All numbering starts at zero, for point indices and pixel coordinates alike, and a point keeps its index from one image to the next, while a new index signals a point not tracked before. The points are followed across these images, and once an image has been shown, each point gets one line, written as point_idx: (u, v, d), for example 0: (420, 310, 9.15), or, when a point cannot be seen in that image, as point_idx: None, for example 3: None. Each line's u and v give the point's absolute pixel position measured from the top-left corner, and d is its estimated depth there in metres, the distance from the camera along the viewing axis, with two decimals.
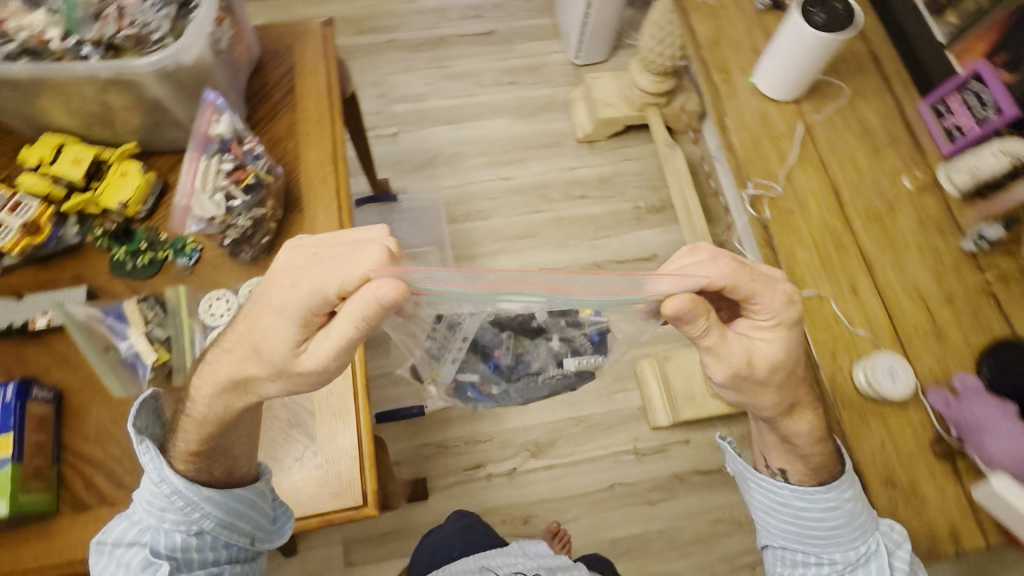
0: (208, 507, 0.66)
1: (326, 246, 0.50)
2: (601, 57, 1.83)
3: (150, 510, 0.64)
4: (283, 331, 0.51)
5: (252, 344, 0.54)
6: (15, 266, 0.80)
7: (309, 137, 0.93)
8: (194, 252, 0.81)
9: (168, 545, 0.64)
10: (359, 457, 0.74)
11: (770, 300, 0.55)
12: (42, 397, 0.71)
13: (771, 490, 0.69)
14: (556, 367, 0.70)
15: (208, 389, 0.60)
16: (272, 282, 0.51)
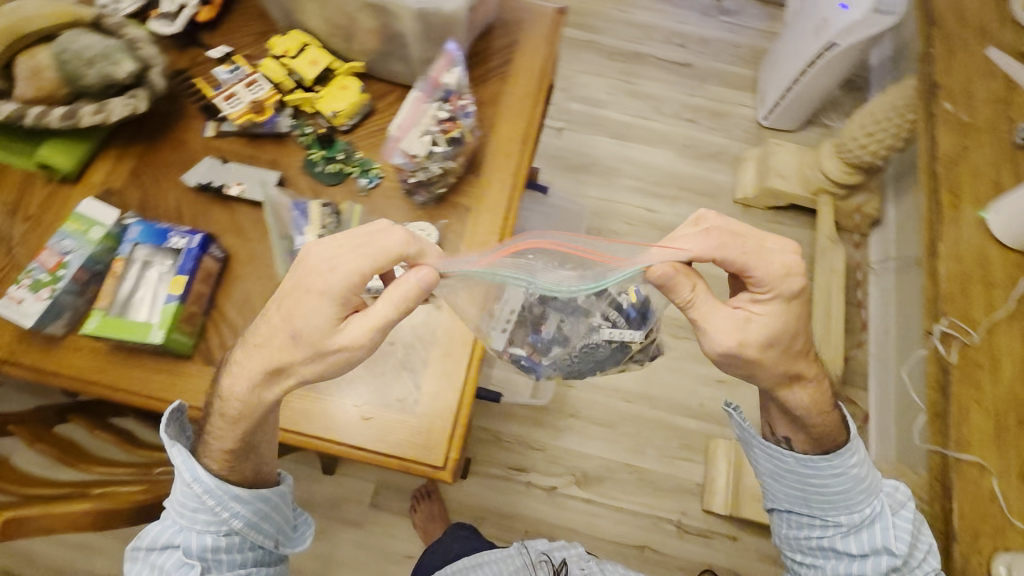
0: (235, 506, 0.65)
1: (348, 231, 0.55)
2: (790, 126, 1.74)
3: (181, 512, 0.65)
4: (325, 311, 0.54)
5: (292, 329, 0.55)
6: (230, 134, 0.88)
7: (509, 110, 0.94)
8: (375, 177, 0.87)
9: (200, 545, 0.65)
10: (453, 421, 0.76)
11: (764, 272, 0.59)
12: (215, 255, 0.79)
13: (776, 456, 0.72)
14: (597, 338, 0.68)
15: (239, 375, 0.60)
16: (299, 268, 0.55)
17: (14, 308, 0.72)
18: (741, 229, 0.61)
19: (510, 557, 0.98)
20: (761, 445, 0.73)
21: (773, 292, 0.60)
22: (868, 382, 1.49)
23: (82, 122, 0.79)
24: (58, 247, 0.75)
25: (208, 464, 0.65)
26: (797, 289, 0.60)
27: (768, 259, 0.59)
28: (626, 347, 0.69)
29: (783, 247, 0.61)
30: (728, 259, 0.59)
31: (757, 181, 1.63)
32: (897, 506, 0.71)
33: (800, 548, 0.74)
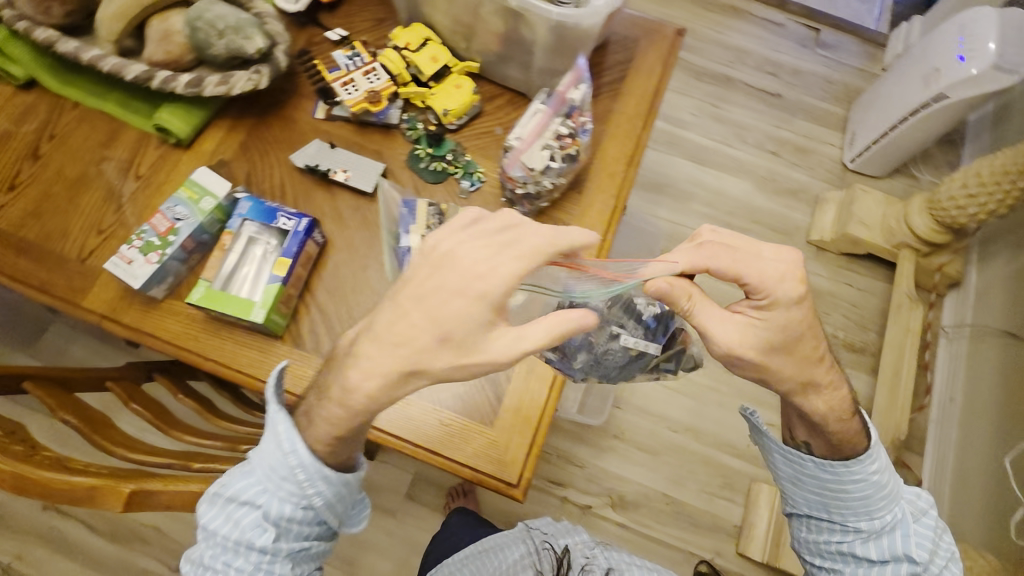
0: (323, 484, 0.61)
1: (492, 235, 0.55)
2: (876, 172, 1.67)
3: (270, 475, 0.60)
4: (475, 314, 0.53)
5: (438, 330, 0.53)
6: (340, 119, 0.88)
7: (618, 130, 0.91)
8: (478, 180, 0.86)
9: (278, 514, 0.61)
10: (530, 439, 0.76)
11: (758, 278, 0.62)
12: (316, 240, 0.79)
13: (797, 461, 0.72)
14: (616, 344, 0.75)
15: (365, 374, 0.56)
16: (442, 269, 0.54)
17: (124, 268, 0.74)
18: (736, 242, 0.65)
19: (514, 545, 0.91)
20: (777, 449, 0.74)
21: (770, 297, 0.62)
22: (924, 447, 1.44)
23: (205, 92, 0.79)
24: (170, 213, 0.76)
25: (309, 439, 0.60)
26: (794, 294, 0.62)
27: (758, 265, 0.63)
28: (643, 357, 0.76)
29: (777, 254, 0.64)
30: (720, 268, 0.63)
31: (835, 225, 1.58)
32: (919, 514, 0.71)
33: (820, 552, 0.73)
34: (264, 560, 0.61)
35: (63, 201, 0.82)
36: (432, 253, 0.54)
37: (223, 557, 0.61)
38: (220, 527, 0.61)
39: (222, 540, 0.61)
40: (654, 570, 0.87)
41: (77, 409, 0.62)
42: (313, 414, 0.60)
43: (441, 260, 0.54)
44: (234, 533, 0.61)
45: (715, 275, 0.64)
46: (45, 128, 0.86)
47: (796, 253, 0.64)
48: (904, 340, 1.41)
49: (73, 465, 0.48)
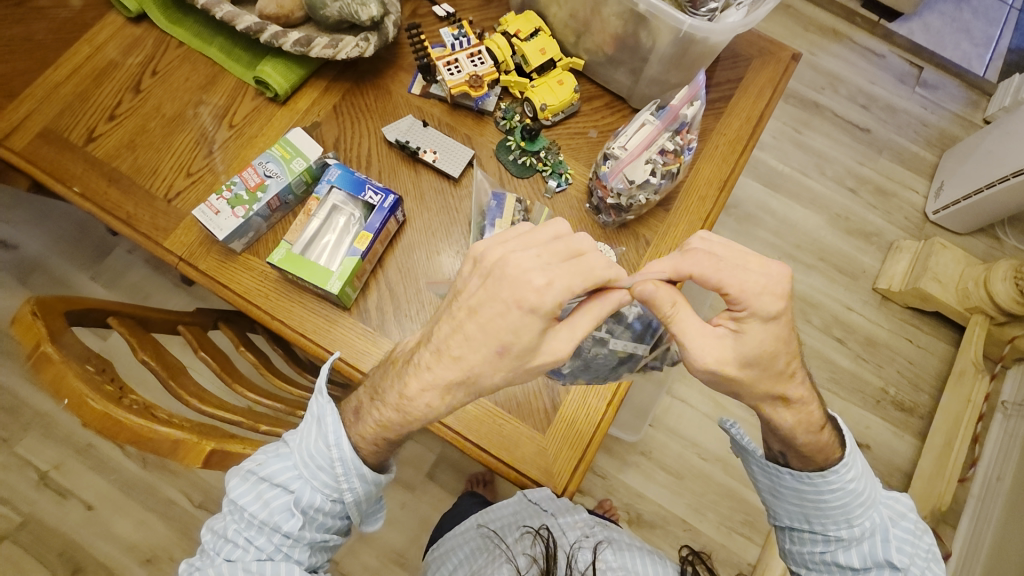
0: (358, 481, 0.60)
1: (556, 251, 0.52)
2: (958, 227, 1.59)
3: (307, 462, 0.59)
4: (530, 328, 0.52)
5: (497, 343, 0.52)
6: (435, 97, 0.87)
7: (714, 152, 0.88)
8: (565, 182, 0.84)
9: (308, 503, 0.59)
10: (576, 462, 0.74)
11: (745, 285, 0.55)
12: (398, 218, 0.79)
13: (774, 473, 0.68)
14: (604, 350, 0.73)
15: (425, 385, 0.55)
16: (496, 280, 0.52)
17: (210, 218, 0.74)
18: (723, 249, 0.58)
19: (489, 547, 0.82)
20: (756, 460, 0.70)
21: (747, 309, 0.56)
22: (960, 519, 1.37)
23: (312, 53, 0.80)
24: (262, 168, 0.77)
25: (355, 435, 0.59)
26: (774, 309, 0.56)
27: (742, 276, 0.56)
28: (633, 360, 0.75)
29: (765, 267, 0.57)
30: (700, 274, 0.57)
31: (906, 276, 1.50)
32: (897, 517, 0.67)
33: (805, 562, 0.70)
34: (286, 544, 0.59)
35: (157, 138, 0.83)
36: (486, 263, 0.53)
37: (244, 533, 0.59)
38: (249, 505, 0.58)
39: (248, 518, 0.58)
40: (651, 553, 0.80)
41: (155, 351, 0.64)
42: (361, 411, 0.59)
43: (495, 269, 0.53)
44: (261, 513, 0.58)
45: (696, 281, 0.57)
46: (148, 63, 0.87)
47: (785, 267, 0.57)
48: (963, 411, 1.37)
49: (158, 416, 0.50)
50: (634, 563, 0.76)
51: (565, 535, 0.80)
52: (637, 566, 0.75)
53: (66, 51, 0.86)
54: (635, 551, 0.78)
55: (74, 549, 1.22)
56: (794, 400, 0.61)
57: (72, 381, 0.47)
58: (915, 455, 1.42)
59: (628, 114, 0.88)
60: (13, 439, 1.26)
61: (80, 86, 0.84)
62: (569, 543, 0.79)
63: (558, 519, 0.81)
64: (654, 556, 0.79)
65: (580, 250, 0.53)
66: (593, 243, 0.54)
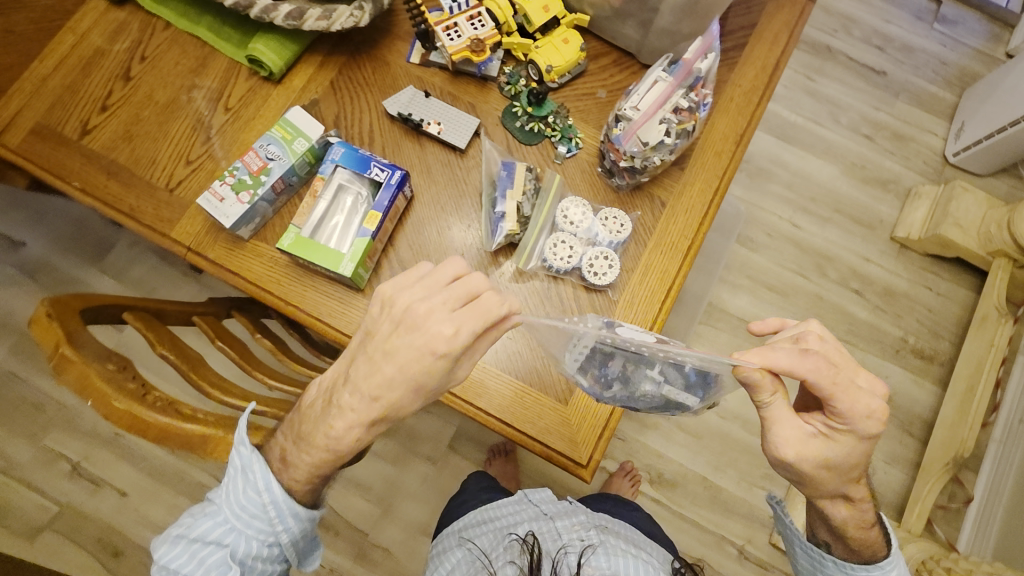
0: (293, 520, 0.54)
1: (453, 296, 0.49)
2: (979, 170, 1.53)
3: (238, 513, 0.52)
4: (438, 372, 0.49)
5: (413, 383, 0.49)
6: (435, 66, 0.84)
7: (729, 105, 0.84)
8: (575, 146, 0.81)
9: (244, 553, 0.53)
10: (591, 450, 0.73)
11: (852, 407, 0.54)
12: (406, 195, 0.77)
13: (816, 559, 0.65)
14: (654, 390, 0.64)
15: (350, 425, 0.50)
16: (409, 328, 0.49)
17: (215, 205, 0.73)
18: (838, 357, 0.56)
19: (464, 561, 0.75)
20: (799, 542, 0.66)
21: (848, 425, 0.55)
22: (981, 464, 1.36)
23: (306, 26, 0.77)
24: (264, 151, 0.74)
25: (287, 478, 0.53)
26: (874, 432, 0.55)
27: (856, 394, 0.54)
28: (680, 406, 0.65)
29: (873, 386, 0.56)
30: (819, 384, 0.54)
31: (926, 223, 1.46)
32: None
33: None
34: None
35: (152, 127, 0.80)
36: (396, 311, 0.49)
37: None
38: (180, 569, 0.50)
39: None
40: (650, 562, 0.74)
41: (173, 345, 0.62)
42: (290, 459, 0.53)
43: (407, 315, 0.49)
44: None
45: (811, 387, 0.55)
46: (136, 48, 0.84)
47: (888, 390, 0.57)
48: (985, 356, 1.34)
49: (183, 412, 0.49)
50: (625, 569, 0.69)
51: (558, 538, 0.74)
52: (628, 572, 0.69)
53: (50, 41, 0.83)
54: (628, 555, 0.71)
55: (111, 535, 1.25)
56: (857, 499, 0.60)
57: (96, 381, 0.46)
58: (935, 403, 1.41)
59: (638, 71, 0.85)
60: (40, 433, 1.29)
61: (68, 77, 0.82)
62: (555, 548, 0.72)
63: (555, 522, 0.78)
64: (649, 565, 0.72)
65: (478, 292, 0.50)
66: (488, 281, 0.51)
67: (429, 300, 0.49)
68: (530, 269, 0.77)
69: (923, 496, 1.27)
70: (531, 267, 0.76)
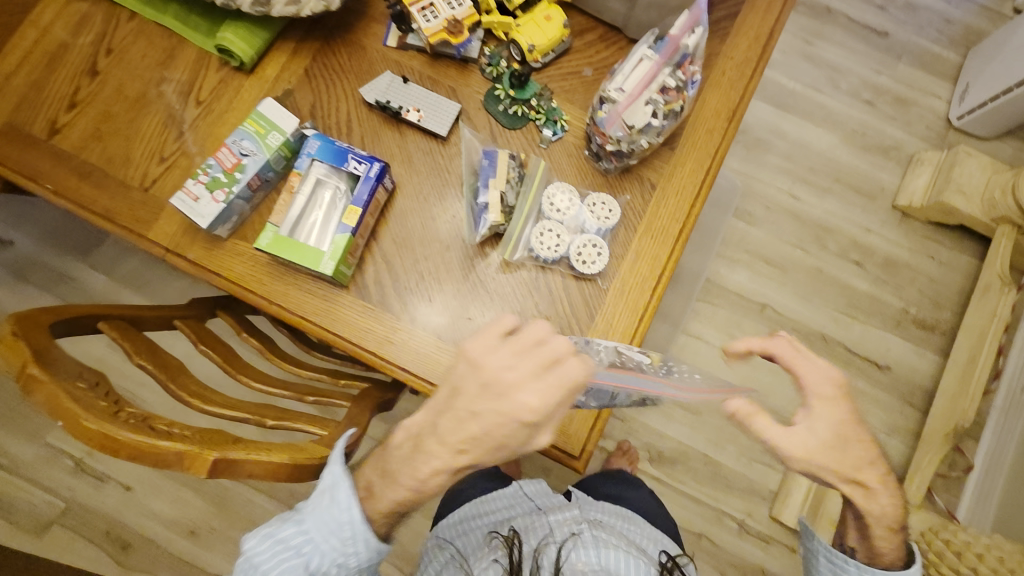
0: (364, 548, 0.55)
1: (536, 364, 0.49)
2: (984, 133, 1.49)
3: (319, 527, 0.54)
4: (520, 437, 0.49)
5: (497, 444, 0.50)
6: (413, 48, 0.81)
7: (721, 78, 0.81)
8: (561, 130, 0.78)
9: (317, 566, 0.55)
10: (584, 441, 0.72)
11: (808, 374, 0.62)
12: (387, 187, 0.75)
13: (839, 565, 0.66)
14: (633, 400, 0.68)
15: (434, 471, 0.52)
16: (494, 394, 0.49)
17: (190, 205, 0.70)
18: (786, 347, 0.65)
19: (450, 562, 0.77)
20: (825, 548, 0.67)
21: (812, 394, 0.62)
22: (982, 434, 1.36)
23: (273, 12, 0.74)
24: (237, 147, 0.72)
25: (370, 508, 0.55)
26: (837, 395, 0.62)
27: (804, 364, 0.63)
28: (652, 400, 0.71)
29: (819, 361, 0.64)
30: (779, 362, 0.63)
31: (929, 190, 1.43)
32: None
33: None
34: None
35: (122, 124, 0.78)
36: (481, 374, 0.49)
37: None
38: (261, 564, 0.54)
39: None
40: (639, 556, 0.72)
41: (151, 354, 0.61)
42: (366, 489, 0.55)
43: (494, 382, 0.49)
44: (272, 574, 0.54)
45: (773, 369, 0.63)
46: (101, 41, 0.80)
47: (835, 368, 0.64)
48: (988, 325, 1.32)
49: (158, 428, 0.48)
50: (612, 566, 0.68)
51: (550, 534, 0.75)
52: (618, 566, 0.68)
53: (11, 37, 0.79)
54: (620, 550, 0.70)
55: (118, 528, 1.27)
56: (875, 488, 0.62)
57: (64, 402, 0.44)
58: (936, 373, 1.39)
59: (624, 47, 0.82)
60: (42, 431, 1.29)
61: (32, 75, 0.79)
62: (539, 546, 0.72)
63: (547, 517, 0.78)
64: (637, 560, 0.70)
65: (559, 356, 0.49)
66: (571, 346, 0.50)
67: (511, 367, 0.49)
68: (517, 260, 0.75)
69: (922, 466, 1.27)
70: (517, 257, 0.74)
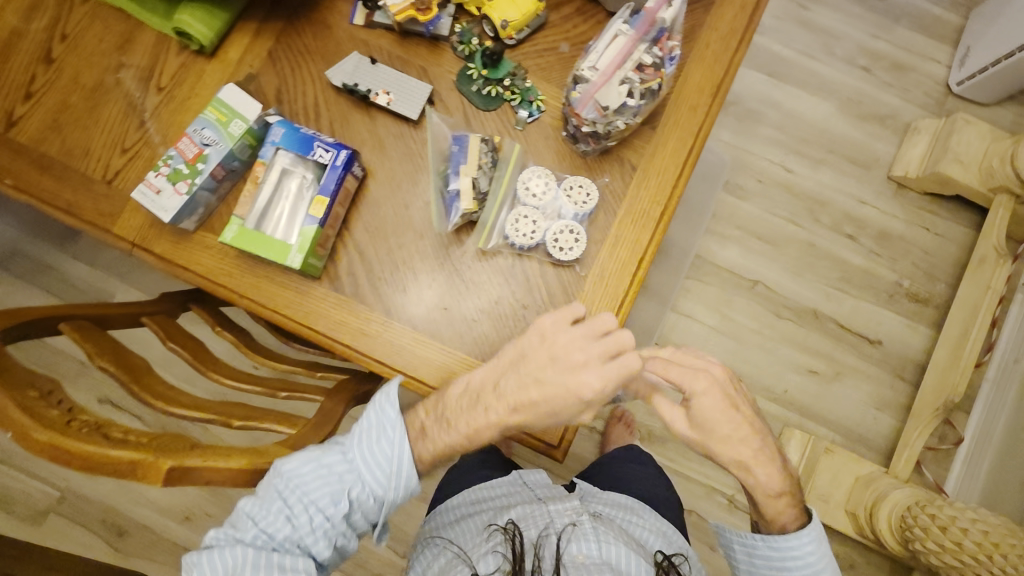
0: (401, 486, 0.63)
1: (605, 349, 0.61)
2: (984, 99, 1.44)
3: (367, 460, 0.62)
4: (575, 408, 0.62)
5: (552, 408, 0.62)
6: (381, 27, 0.77)
7: (704, 52, 0.77)
8: (537, 110, 0.75)
9: (355, 494, 0.61)
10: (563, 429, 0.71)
11: (691, 377, 0.69)
12: (356, 174, 0.72)
13: (749, 541, 0.74)
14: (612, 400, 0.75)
15: (488, 424, 0.63)
16: (564, 370, 0.61)
17: (152, 198, 0.68)
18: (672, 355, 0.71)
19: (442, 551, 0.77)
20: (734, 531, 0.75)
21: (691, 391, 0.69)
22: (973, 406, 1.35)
23: None
24: (198, 136, 0.69)
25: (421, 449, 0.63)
26: (711, 384, 0.69)
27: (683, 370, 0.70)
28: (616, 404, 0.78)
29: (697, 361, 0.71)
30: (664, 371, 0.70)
31: (924, 160, 1.39)
32: None
33: None
34: (322, 527, 0.60)
35: (81, 113, 0.75)
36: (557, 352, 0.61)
37: (286, 511, 0.59)
38: (306, 484, 0.60)
39: (301, 493, 0.60)
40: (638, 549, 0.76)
41: (114, 354, 0.59)
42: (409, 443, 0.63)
43: (567, 360, 0.61)
44: (313, 493, 0.60)
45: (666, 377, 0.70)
46: (55, 26, 0.77)
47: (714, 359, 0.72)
48: (982, 298, 1.31)
49: (113, 436, 0.47)
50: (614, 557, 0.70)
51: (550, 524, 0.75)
52: (619, 560, 0.71)
53: None
54: (621, 544, 0.73)
55: (114, 515, 1.28)
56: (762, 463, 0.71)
57: (13, 413, 0.44)
58: (929, 346, 1.38)
59: (603, 20, 0.78)
60: None
61: None
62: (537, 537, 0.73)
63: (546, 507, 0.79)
64: (637, 555, 0.73)
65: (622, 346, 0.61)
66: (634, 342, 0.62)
67: (586, 351, 0.61)
68: (492, 248, 0.73)
69: (912, 440, 1.26)
70: (492, 245, 0.72)
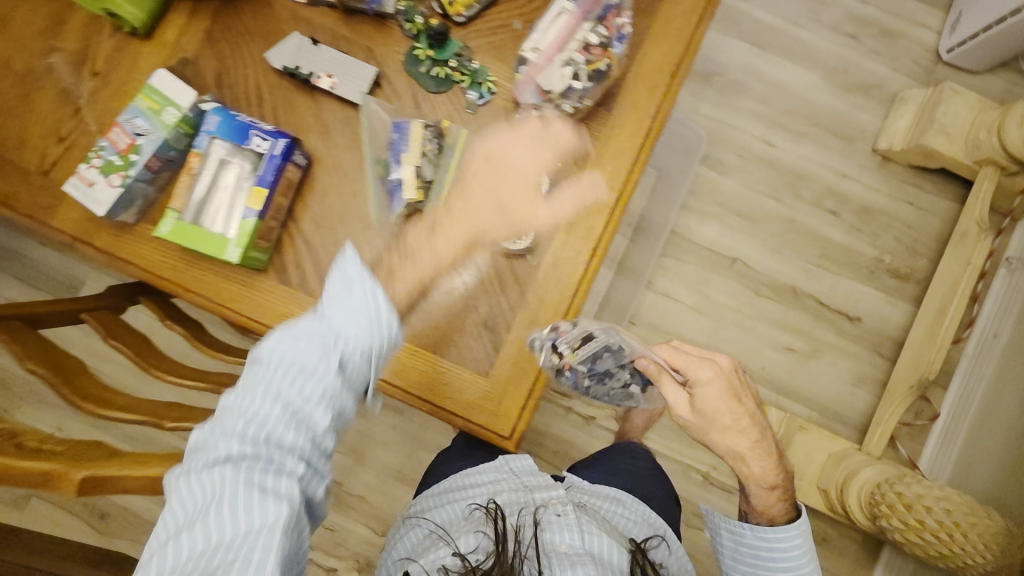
0: (385, 334, 0.57)
1: (543, 138, 0.71)
2: (974, 66, 1.40)
3: (344, 313, 0.56)
4: (524, 205, 0.70)
5: (503, 206, 0.69)
6: (324, 4, 0.74)
7: (663, 27, 0.74)
8: (488, 93, 0.72)
9: (343, 352, 0.54)
10: (517, 418, 0.70)
11: (700, 368, 0.68)
12: (297, 163, 0.70)
13: (735, 529, 0.74)
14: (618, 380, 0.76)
15: (447, 245, 0.67)
16: (504, 167, 0.70)
17: (86, 191, 0.67)
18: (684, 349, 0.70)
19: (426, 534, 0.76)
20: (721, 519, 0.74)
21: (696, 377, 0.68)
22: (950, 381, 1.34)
23: None
24: (130, 126, 0.68)
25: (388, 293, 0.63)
26: (718, 373, 0.68)
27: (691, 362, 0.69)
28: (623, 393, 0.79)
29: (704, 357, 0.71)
30: (676, 359, 0.69)
31: (910, 132, 1.35)
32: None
33: None
34: (317, 397, 0.52)
35: (14, 102, 0.72)
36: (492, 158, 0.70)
37: (273, 389, 0.51)
38: (287, 356, 0.53)
39: (286, 363, 0.52)
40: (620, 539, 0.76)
41: (45, 356, 0.59)
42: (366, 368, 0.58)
43: (504, 160, 0.70)
44: (298, 362, 0.53)
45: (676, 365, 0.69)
46: None
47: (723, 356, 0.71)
48: (962, 274, 1.29)
49: (27, 447, 0.49)
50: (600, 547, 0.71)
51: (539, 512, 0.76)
52: (602, 551, 0.71)
53: None
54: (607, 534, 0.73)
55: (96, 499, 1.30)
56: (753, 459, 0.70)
57: None
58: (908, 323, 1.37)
59: None
60: None
61: None
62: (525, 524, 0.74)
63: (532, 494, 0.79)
64: (621, 544, 0.73)
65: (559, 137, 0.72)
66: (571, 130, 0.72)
67: (518, 144, 0.71)
68: None
69: (886, 418, 1.26)
70: None
